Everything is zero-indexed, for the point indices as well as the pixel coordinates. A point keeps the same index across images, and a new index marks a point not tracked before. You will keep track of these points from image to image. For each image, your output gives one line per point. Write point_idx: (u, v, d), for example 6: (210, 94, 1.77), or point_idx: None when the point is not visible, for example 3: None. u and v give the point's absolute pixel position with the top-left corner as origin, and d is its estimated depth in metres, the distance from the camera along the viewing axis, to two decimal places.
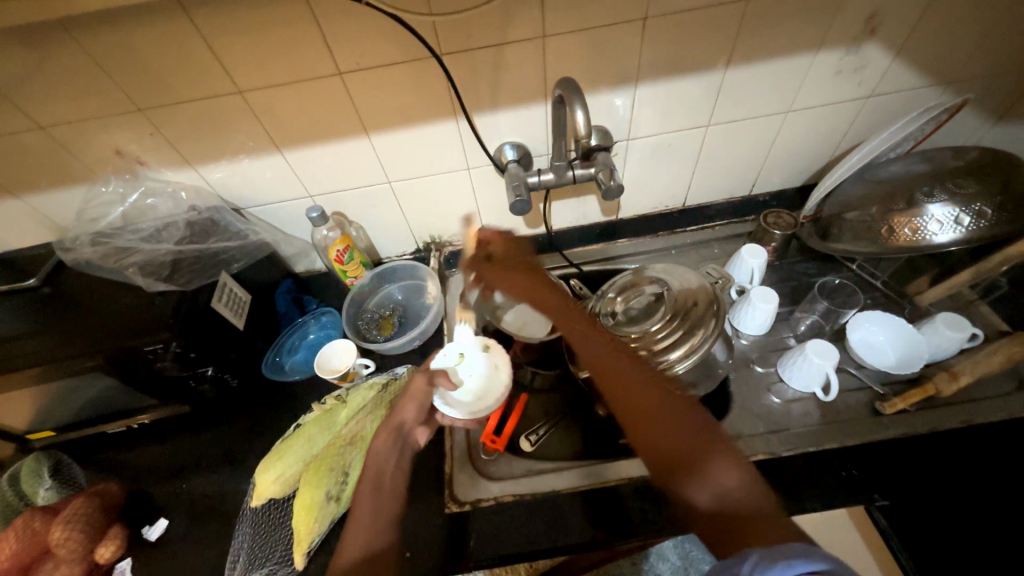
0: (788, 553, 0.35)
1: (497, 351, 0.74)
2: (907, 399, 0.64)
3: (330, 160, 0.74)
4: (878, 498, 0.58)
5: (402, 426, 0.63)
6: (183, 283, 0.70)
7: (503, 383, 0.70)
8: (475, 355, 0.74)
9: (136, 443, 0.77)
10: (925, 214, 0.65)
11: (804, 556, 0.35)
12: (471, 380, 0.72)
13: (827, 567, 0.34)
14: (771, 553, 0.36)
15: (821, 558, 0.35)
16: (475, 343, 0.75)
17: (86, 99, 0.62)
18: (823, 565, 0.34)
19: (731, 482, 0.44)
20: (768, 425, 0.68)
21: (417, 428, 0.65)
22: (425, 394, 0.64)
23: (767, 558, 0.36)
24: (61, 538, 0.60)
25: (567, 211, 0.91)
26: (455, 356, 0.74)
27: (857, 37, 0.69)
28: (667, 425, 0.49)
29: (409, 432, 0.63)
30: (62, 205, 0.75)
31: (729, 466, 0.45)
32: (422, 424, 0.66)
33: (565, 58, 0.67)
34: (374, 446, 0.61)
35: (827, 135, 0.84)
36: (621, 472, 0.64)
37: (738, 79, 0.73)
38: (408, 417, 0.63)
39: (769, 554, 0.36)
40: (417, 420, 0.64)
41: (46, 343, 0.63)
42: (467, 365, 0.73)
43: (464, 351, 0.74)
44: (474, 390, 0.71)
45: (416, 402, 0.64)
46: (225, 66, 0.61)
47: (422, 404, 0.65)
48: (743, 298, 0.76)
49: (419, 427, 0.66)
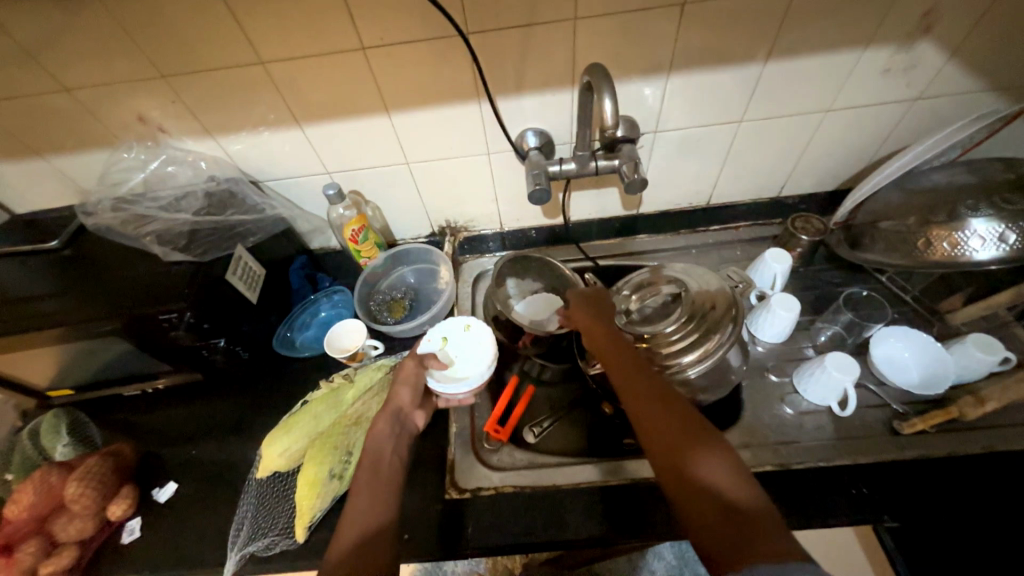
0: None
1: (479, 326, 0.75)
2: (928, 420, 0.62)
3: (349, 137, 0.73)
4: (887, 519, 0.56)
5: (401, 408, 0.64)
6: (199, 255, 0.70)
7: (491, 354, 0.72)
8: (458, 335, 0.75)
9: (150, 407, 0.79)
10: (967, 229, 0.61)
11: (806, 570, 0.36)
12: (458, 358, 0.73)
13: None
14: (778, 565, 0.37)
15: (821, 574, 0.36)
16: (455, 324, 0.76)
17: (109, 62, 0.62)
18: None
19: (736, 495, 0.44)
20: (778, 436, 0.66)
21: (413, 410, 0.65)
22: (415, 376, 0.67)
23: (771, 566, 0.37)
24: (75, 493, 0.62)
25: (587, 202, 0.88)
26: (439, 340, 0.75)
27: (910, 34, 0.65)
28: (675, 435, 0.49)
29: (406, 416, 0.64)
30: (86, 168, 0.75)
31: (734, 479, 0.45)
32: (419, 407, 0.67)
33: (596, 43, 0.64)
34: (377, 428, 0.61)
35: (867, 138, 0.80)
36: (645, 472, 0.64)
37: (777, 73, 0.69)
38: (403, 401, 0.64)
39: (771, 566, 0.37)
40: (412, 403, 0.65)
41: (66, 305, 0.64)
42: (451, 346, 0.74)
43: (446, 334, 0.75)
44: (463, 366, 0.72)
45: (410, 385, 0.66)
46: (248, 36, 0.60)
47: (416, 387, 0.66)
48: (763, 304, 0.74)
49: (417, 410, 0.66)
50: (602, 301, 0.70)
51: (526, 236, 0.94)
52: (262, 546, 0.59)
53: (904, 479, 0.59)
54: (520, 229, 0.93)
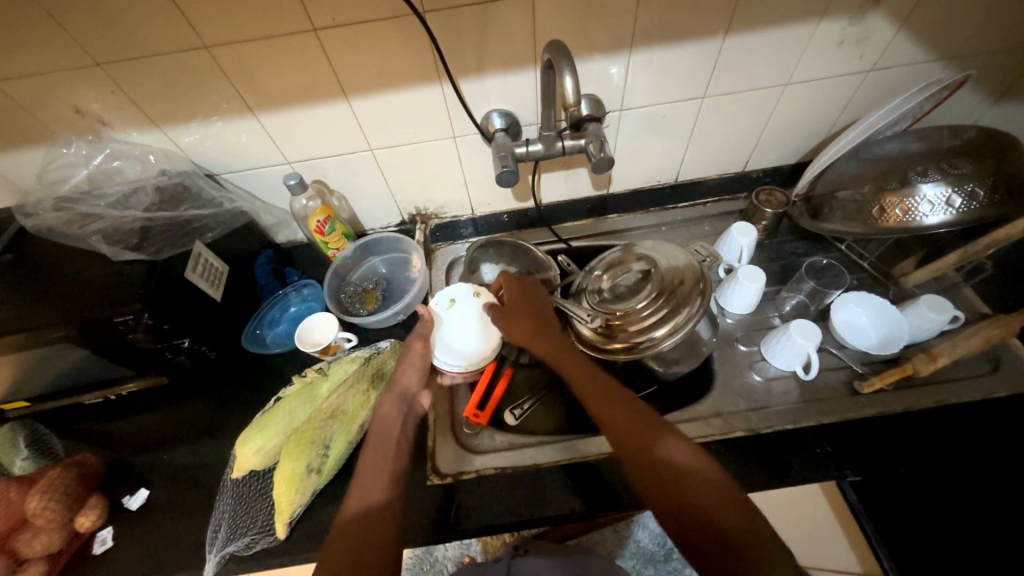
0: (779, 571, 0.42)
1: (487, 298, 0.74)
2: (885, 379, 0.65)
3: (307, 124, 0.71)
4: (850, 474, 0.59)
5: (405, 391, 0.63)
6: (153, 253, 0.68)
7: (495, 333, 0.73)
8: (467, 301, 0.74)
9: (115, 414, 0.76)
10: (918, 195, 0.63)
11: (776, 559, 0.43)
12: (461, 326, 0.73)
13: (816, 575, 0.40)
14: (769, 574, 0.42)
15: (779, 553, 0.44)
16: (465, 289, 0.75)
17: (37, 50, 0.57)
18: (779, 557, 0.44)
19: (703, 485, 0.48)
20: (749, 403, 0.68)
21: (421, 390, 0.64)
22: (421, 358, 0.66)
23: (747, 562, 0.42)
24: (38, 508, 0.59)
25: (557, 184, 0.88)
26: (447, 302, 0.75)
27: (863, 6, 0.66)
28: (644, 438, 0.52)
29: (414, 397, 0.63)
30: (22, 166, 0.71)
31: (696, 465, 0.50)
32: (426, 387, 0.66)
33: (555, 21, 0.63)
34: (381, 411, 0.61)
35: (825, 109, 0.81)
36: None
37: (736, 47, 0.69)
38: (410, 383, 0.64)
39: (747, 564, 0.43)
40: (419, 383, 0.64)
41: (13, 312, 0.61)
42: (457, 312, 0.74)
43: (455, 297, 0.74)
44: (466, 337, 0.73)
45: (416, 367, 0.65)
46: (188, 19, 0.57)
47: (422, 369, 0.65)
48: (731, 277, 0.75)
49: (424, 390, 0.65)
50: (531, 291, 0.70)
51: (498, 220, 0.93)
52: (241, 545, 0.59)
53: (862, 435, 0.62)
54: (492, 213, 0.92)
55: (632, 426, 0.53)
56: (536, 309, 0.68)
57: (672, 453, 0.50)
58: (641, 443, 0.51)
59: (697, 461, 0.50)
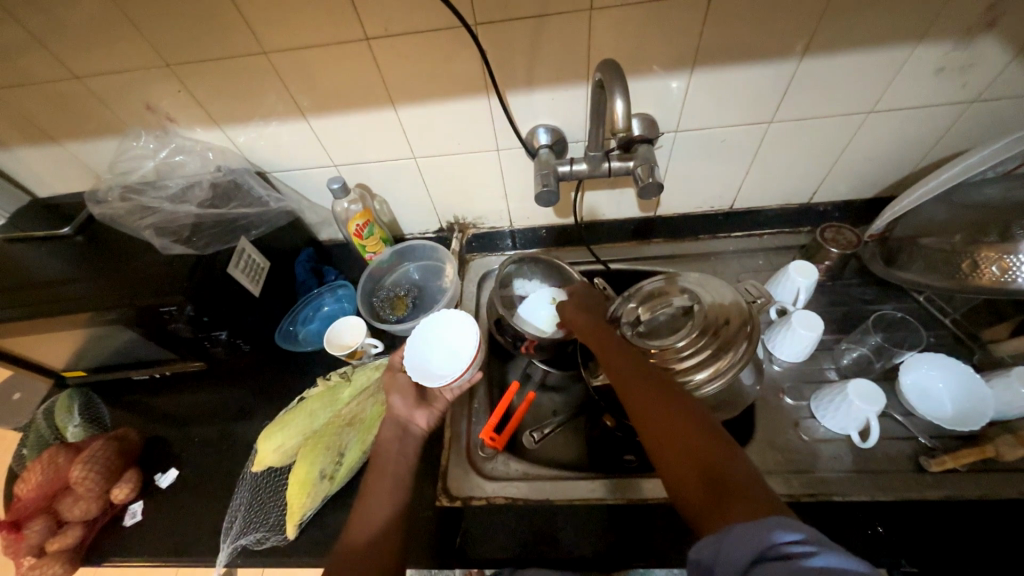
0: (770, 526, 0.34)
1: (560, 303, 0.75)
2: (959, 459, 0.57)
3: (354, 130, 0.71)
4: (904, 564, 0.52)
5: (399, 414, 0.64)
6: (200, 247, 0.71)
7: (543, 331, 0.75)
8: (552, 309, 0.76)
9: (157, 391, 0.81)
10: (1021, 253, 0.52)
11: (781, 525, 0.34)
12: (440, 325, 0.70)
13: (805, 535, 0.33)
14: (783, 564, 0.33)
15: (804, 530, 0.34)
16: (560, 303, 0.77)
17: (115, 51, 0.61)
18: (803, 536, 0.33)
19: (732, 472, 0.41)
20: (790, 463, 0.62)
21: (414, 411, 0.64)
22: (403, 384, 0.66)
23: (745, 532, 0.35)
24: (79, 477, 0.64)
25: (601, 203, 0.84)
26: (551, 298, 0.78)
27: (971, 30, 0.58)
28: (663, 413, 0.48)
29: (407, 420, 0.63)
30: (99, 155, 0.76)
31: (731, 458, 0.43)
32: (421, 407, 0.65)
33: (611, 36, 0.60)
34: (379, 437, 0.62)
35: (915, 141, 0.72)
36: (656, 493, 0.60)
37: (811, 71, 0.63)
38: (395, 408, 0.64)
39: (750, 544, 0.34)
40: (408, 406, 0.64)
41: (76, 291, 0.66)
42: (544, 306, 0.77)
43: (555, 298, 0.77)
44: (443, 342, 0.70)
45: (399, 391, 0.65)
46: (250, 26, 0.58)
47: (406, 393, 0.65)
48: (783, 321, 0.69)
49: (418, 410, 0.65)
50: (596, 299, 0.72)
51: (536, 234, 0.90)
52: (253, 539, 0.60)
53: (922, 518, 0.55)
54: (531, 227, 0.89)
55: (658, 411, 0.48)
56: (596, 312, 0.68)
57: (696, 437, 0.45)
58: (665, 424, 0.47)
59: (730, 449, 0.43)
